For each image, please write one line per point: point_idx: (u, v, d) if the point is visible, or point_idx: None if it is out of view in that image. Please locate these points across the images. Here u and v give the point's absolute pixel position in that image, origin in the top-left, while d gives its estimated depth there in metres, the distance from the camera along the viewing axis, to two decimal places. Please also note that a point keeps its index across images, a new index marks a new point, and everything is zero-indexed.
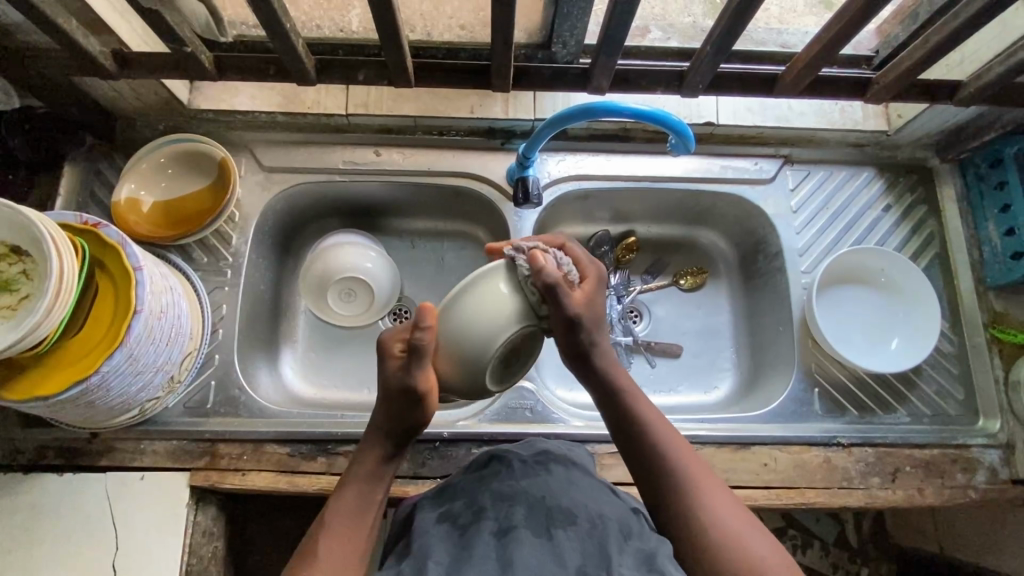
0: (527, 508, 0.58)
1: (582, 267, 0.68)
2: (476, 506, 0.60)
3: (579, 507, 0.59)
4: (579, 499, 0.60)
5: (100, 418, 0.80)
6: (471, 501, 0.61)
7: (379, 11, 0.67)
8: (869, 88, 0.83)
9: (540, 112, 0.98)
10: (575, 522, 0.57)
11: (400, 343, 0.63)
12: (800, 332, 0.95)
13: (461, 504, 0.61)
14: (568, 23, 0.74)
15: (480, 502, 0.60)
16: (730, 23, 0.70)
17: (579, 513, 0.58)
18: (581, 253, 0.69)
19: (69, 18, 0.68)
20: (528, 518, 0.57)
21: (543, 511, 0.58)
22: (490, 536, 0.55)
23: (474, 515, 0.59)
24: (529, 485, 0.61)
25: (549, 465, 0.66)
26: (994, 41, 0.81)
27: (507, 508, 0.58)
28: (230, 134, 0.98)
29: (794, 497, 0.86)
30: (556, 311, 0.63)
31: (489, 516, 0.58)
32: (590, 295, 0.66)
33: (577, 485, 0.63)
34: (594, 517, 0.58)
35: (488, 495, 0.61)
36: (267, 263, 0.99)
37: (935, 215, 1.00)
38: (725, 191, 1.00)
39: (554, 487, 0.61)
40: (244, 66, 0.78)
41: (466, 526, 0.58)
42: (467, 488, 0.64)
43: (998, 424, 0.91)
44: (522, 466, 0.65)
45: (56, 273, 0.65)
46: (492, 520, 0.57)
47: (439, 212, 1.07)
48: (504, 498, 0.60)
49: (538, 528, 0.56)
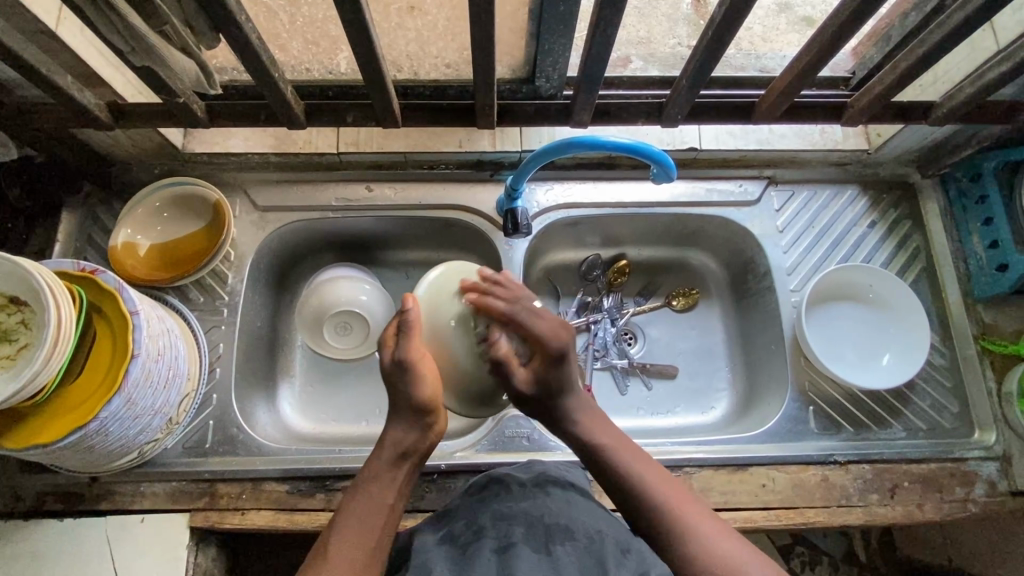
0: (527, 525, 0.59)
1: (542, 344, 0.66)
2: (476, 526, 0.61)
3: (578, 523, 0.61)
4: (578, 518, 0.62)
5: (100, 462, 0.80)
6: (471, 521, 0.62)
7: (363, 56, 0.69)
8: (844, 113, 0.84)
9: (526, 144, 1.00)
10: (573, 538, 0.59)
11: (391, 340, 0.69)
12: (792, 351, 0.96)
13: (461, 524, 0.62)
14: (550, 58, 0.77)
15: (480, 522, 0.61)
16: (704, 58, 0.72)
17: (577, 528, 0.60)
18: (541, 328, 0.67)
19: (64, 75, 0.70)
20: (528, 536, 0.58)
21: (541, 528, 0.59)
22: (492, 553, 0.56)
23: (474, 534, 0.59)
24: (528, 505, 0.63)
25: (546, 487, 0.67)
26: (964, 63, 0.83)
27: (507, 527, 0.59)
28: (225, 175, 1.00)
29: (793, 518, 0.86)
30: (507, 387, 0.68)
31: (489, 535, 0.59)
32: (540, 375, 0.67)
33: (576, 503, 0.64)
34: (591, 533, 0.60)
35: (489, 514, 0.62)
36: (262, 299, 1.00)
37: (920, 229, 1.01)
38: (711, 214, 1.01)
39: (553, 508, 0.62)
40: (236, 113, 0.81)
41: (467, 545, 0.58)
42: (467, 509, 0.65)
43: (994, 435, 0.91)
44: (521, 488, 0.67)
45: (53, 323, 0.66)
46: (492, 538, 0.58)
47: (432, 243, 1.08)
48: (504, 516, 0.61)
49: (537, 545, 0.57)
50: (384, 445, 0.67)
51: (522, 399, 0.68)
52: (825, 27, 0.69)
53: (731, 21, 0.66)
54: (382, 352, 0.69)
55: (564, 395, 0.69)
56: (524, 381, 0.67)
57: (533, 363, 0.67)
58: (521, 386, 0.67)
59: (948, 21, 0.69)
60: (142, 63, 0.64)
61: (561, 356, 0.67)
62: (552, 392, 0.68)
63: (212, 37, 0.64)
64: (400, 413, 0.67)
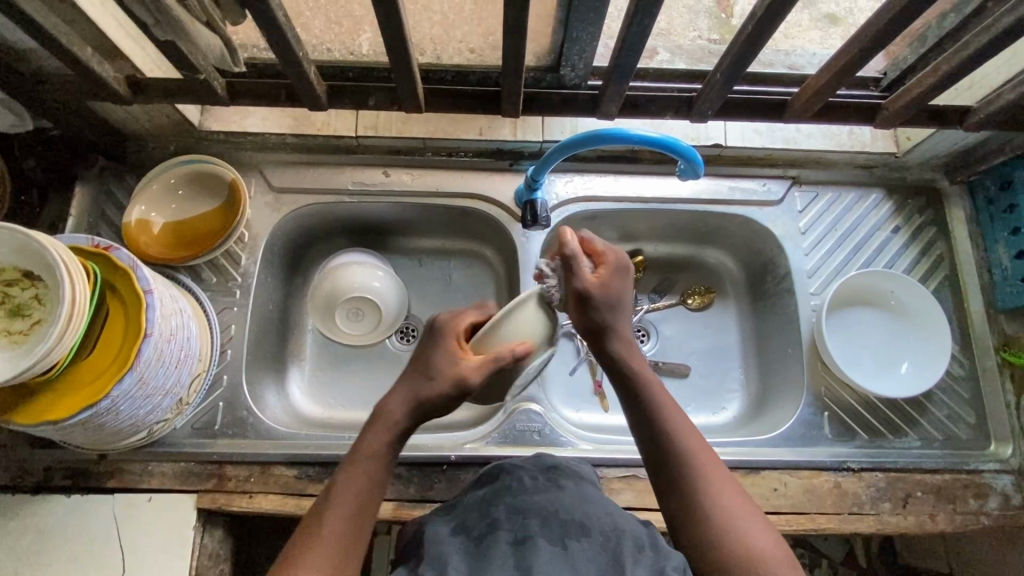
0: (542, 519, 0.58)
1: (603, 252, 0.71)
2: (489, 519, 0.60)
3: (593, 519, 0.59)
4: (593, 512, 0.60)
5: (109, 440, 0.79)
6: (484, 513, 0.61)
7: (389, 37, 0.67)
8: (878, 114, 0.82)
9: (548, 134, 0.98)
10: (589, 533, 0.57)
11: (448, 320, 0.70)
12: (809, 355, 0.95)
13: (474, 515, 0.62)
14: (578, 47, 0.75)
15: (494, 515, 0.60)
16: (740, 53, 0.70)
17: (593, 524, 0.58)
18: (601, 243, 0.72)
19: (84, 46, 0.69)
20: (544, 530, 0.57)
21: (556, 523, 0.58)
22: (507, 546, 0.56)
23: (488, 527, 0.59)
24: (542, 499, 0.61)
25: (559, 481, 0.66)
26: (1004, 67, 0.81)
27: (522, 520, 0.58)
28: (241, 155, 0.99)
29: (804, 524, 0.85)
30: (570, 287, 0.69)
31: (504, 528, 0.58)
32: (607, 282, 0.69)
33: (590, 498, 0.63)
34: (608, 528, 0.59)
35: (502, 508, 0.61)
36: (275, 282, 0.99)
37: (945, 237, 0.99)
38: (733, 213, 0.99)
39: (568, 502, 0.61)
40: (255, 92, 0.79)
41: (481, 538, 0.58)
42: (480, 501, 0.64)
43: (1010, 449, 0.90)
44: (534, 481, 0.66)
45: (67, 299, 0.65)
46: (507, 531, 0.57)
47: (447, 231, 1.07)
48: (518, 510, 0.60)
49: (553, 539, 0.56)
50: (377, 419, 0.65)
51: (584, 304, 0.69)
52: (867, 26, 0.67)
53: (772, 16, 0.64)
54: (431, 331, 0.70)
55: (618, 313, 0.70)
56: (592, 283, 0.68)
57: (601, 270, 0.70)
58: (589, 287, 0.68)
59: (995, 24, 0.66)
60: (165, 37, 0.62)
61: (623, 269, 0.71)
62: (614, 307, 0.70)
63: (236, 12, 0.63)
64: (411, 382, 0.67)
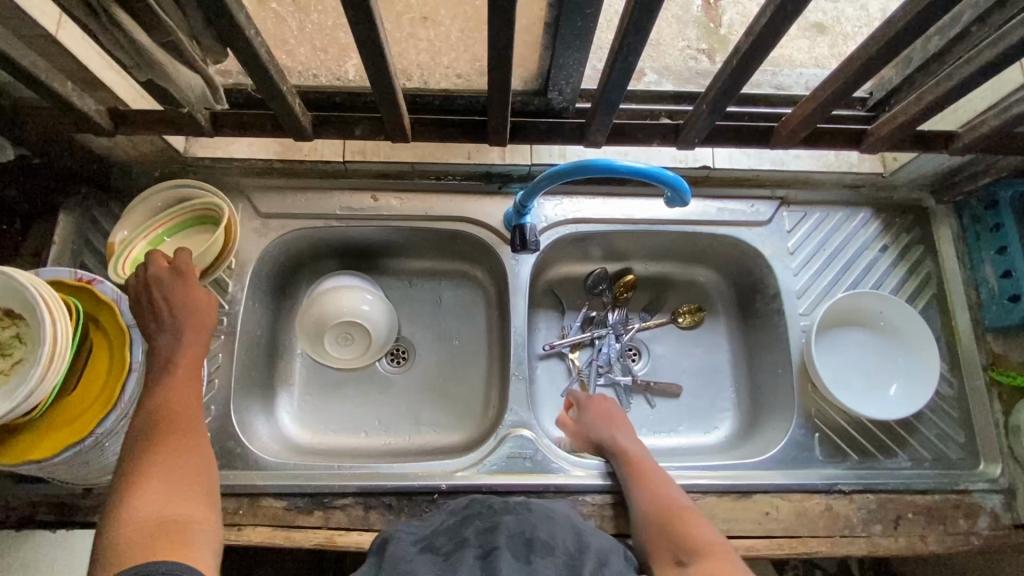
0: (508, 535, 0.59)
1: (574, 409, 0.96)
2: (458, 538, 0.61)
3: (558, 539, 0.60)
4: (559, 534, 0.61)
5: (94, 475, 0.78)
6: (454, 534, 0.62)
7: (373, 70, 0.66)
8: (863, 140, 0.83)
9: (537, 158, 0.98)
10: (555, 551, 0.58)
11: (183, 267, 0.74)
12: (799, 376, 0.95)
13: (443, 537, 0.62)
14: (565, 73, 0.75)
15: (462, 535, 0.61)
16: (725, 86, 0.70)
17: (558, 543, 0.59)
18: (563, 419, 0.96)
19: (64, 81, 0.68)
20: (508, 545, 0.58)
21: (522, 541, 0.58)
22: (474, 558, 0.56)
23: (456, 545, 0.59)
24: (509, 520, 0.62)
25: (528, 506, 0.66)
26: (989, 92, 0.81)
27: (489, 538, 0.59)
28: (227, 180, 0.98)
29: (796, 547, 0.85)
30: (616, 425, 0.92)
31: (472, 544, 0.59)
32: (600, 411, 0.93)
33: (559, 523, 0.64)
34: (573, 550, 0.59)
35: (471, 529, 0.62)
36: (264, 309, 0.99)
37: (932, 255, 1.00)
38: (722, 234, 1.00)
39: (534, 522, 0.62)
40: (241, 123, 0.78)
41: (449, 553, 0.58)
42: (450, 526, 0.64)
43: (999, 468, 0.91)
44: (503, 506, 0.67)
45: (49, 339, 0.65)
46: (475, 547, 0.58)
47: (436, 253, 1.06)
48: (486, 530, 0.61)
49: (518, 554, 0.56)
50: (177, 354, 0.70)
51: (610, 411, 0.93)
52: (852, 57, 0.67)
53: (758, 51, 0.64)
54: (166, 280, 0.72)
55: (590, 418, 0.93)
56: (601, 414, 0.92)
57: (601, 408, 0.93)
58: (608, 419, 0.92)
59: (978, 56, 0.67)
60: (145, 77, 0.62)
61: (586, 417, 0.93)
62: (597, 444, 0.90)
63: (217, 50, 0.62)
64: (187, 327, 0.72)
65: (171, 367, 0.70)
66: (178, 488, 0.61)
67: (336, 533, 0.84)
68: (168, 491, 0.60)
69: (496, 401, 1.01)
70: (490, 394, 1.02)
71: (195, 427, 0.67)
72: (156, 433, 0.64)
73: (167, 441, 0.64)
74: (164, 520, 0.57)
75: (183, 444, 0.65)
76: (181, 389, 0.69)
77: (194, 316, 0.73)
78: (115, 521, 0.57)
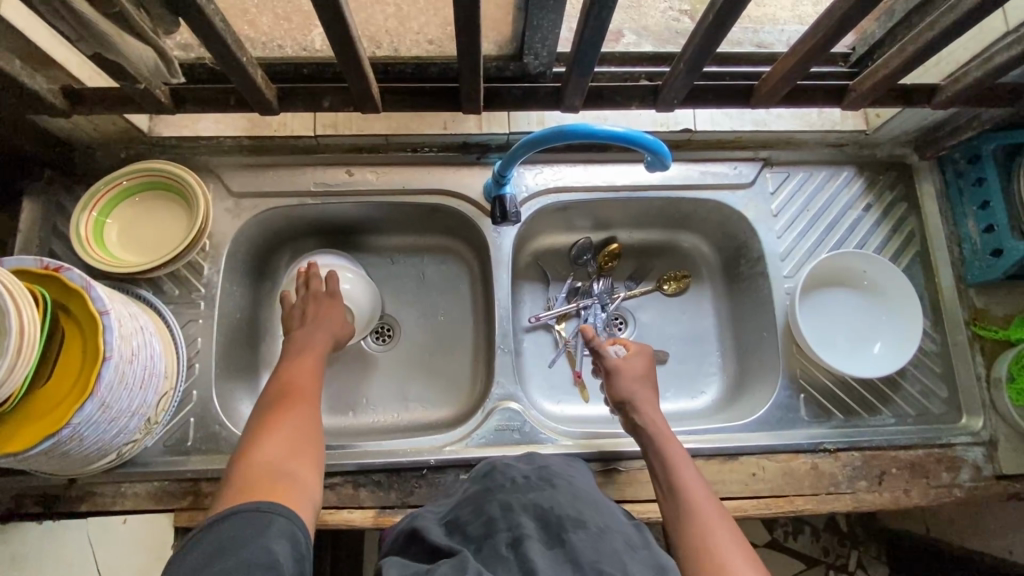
0: (536, 517, 0.58)
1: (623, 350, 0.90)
2: (485, 517, 0.60)
3: (588, 515, 0.59)
4: (586, 511, 0.60)
5: (76, 466, 0.77)
6: (480, 511, 0.61)
7: (336, 37, 0.63)
8: (845, 96, 0.81)
9: (514, 126, 0.95)
10: (586, 526, 0.57)
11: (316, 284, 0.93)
12: (785, 338, 0.95)
13: (468, 513, 0.62)
14: (539, 35, 0.72)
15: (489, 513, 0.60)
16: (703, 43, 0.68)
17: (587, 518, 0.58)
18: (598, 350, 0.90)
19: (12, 59, 0.64)
20: (537, 529, 0.56)
21: (552, 519, 0.57)
22: (507, 547, 0.55)
23: (486, 527, 0.58)
24: (536, 498, 0.61)
25: (552, 481, 0.65)
26: (973, 42, 0.80)
27: (517, 518, 0.58)
28: (196, 160, 0.95)
29: (783, 506, 0.87)
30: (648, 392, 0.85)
31: (501, 528, 0.57)
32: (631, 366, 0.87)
33: (583, 497, 0.63)
34: (603, 525, 0.58)
35: (496, 506, 0.61)
36: (242, 291, 0.97)
37: (915, 212, 0.99)
38: (704, 198, 0.98)
39: (561, 501, 0.61)
40: (202, 98, 0.75)
41: (478, 538, 0.57)
42: (475, 499, 0.64)
43: (981, 421, 0.92)
44: (526, 481, 0.65)
45: (15, 330, 0.63)
46: (505, 532, 0.56)
47: (416, 228, 1.04)
48: (512, 508, 0.60)
49: (550, 536, 0.55)
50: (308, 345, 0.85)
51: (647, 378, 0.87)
52: (831, 8, 0.65)
53: (733, 6, 0.62)
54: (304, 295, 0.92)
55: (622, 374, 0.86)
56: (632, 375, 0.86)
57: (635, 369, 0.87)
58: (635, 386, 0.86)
59: (960, 5, 0.65)
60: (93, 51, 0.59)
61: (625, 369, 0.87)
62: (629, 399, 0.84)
63: (168, 20, 0.59)
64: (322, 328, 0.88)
65: (302, 354, 0.83)
66: (295, 441, 0.69)
67: (326, 512, 0.84)
68: (293, 444, 0.69)
69: (483, 375, 1.00)
70: (476, 368, 1.02)
71: (309, 400, 0.76)
72: (280, 404, 0.74)
73: (285, 408, 0.73)
74: (272, 466, 0.64)
75: (297, 413, 0.73)
76: (299, 371, 0.80)
77: (333, 320, 0.90)
78: (240, 459, 0.66)
